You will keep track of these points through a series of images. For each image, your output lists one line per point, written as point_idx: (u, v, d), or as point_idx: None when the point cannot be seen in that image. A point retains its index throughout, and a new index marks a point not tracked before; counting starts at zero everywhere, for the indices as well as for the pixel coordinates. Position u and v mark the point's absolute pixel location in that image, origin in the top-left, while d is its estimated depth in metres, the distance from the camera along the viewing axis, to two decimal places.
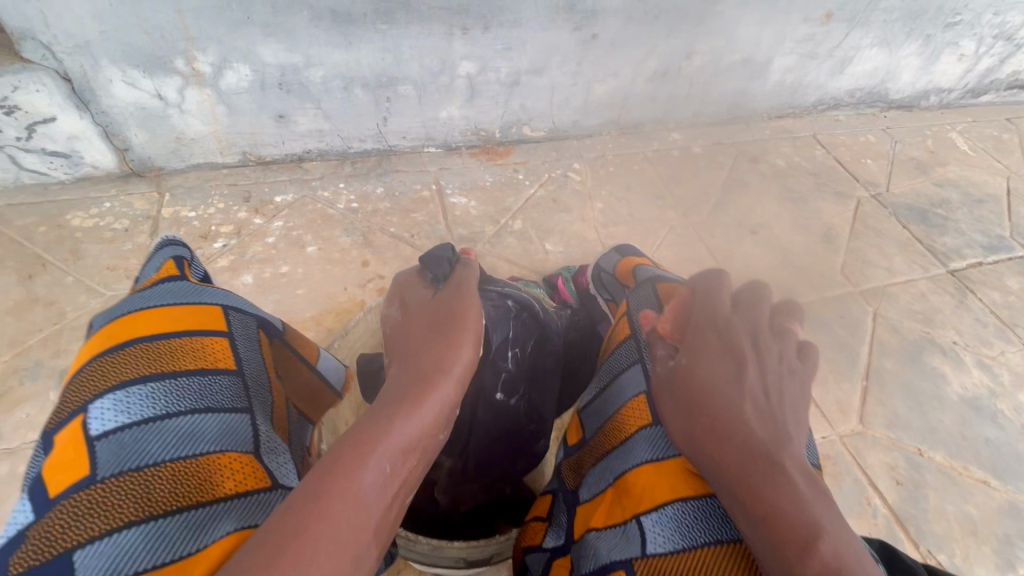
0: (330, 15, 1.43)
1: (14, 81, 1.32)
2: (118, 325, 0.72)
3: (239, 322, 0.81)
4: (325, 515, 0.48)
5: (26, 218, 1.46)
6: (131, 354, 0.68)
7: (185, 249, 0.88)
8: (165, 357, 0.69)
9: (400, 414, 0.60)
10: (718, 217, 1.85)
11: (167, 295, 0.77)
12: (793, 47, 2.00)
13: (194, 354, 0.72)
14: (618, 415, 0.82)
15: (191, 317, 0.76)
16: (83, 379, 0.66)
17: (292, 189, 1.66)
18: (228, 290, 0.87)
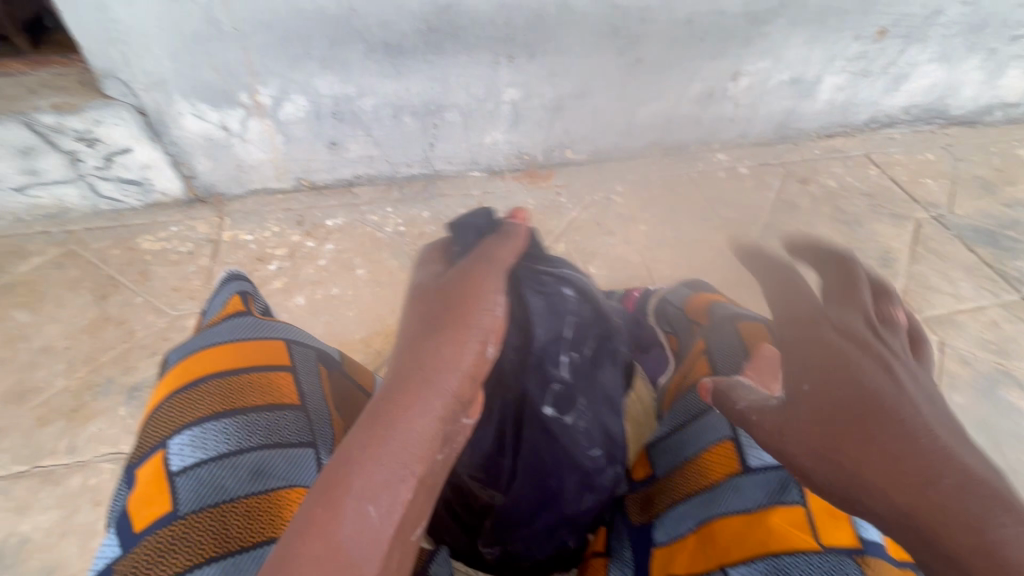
0: (384, 47, 1.48)
1: (96, 115, 1.42)
2: (193, 365, 0.83)
3: (300, 354, 0.91)
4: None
5: (101, 241, 1.57)
6: (205, 393, 0.79)
7: (254, 287, 1.00)
8: (234, 394, 0.79)
9: (375, 448, 0.54)
10: (767, 240, 1.80)
11: (237, 332, 0.89)
12: (844, 65, 1.95)
13: (260, 389, 0.82)
14: (700, 459, 0.84)
15: (258, 354, 0.86)
16: (166, 413, 0.78)
17: (342, 213, 1.72)
18: (294, 324, 0.98)
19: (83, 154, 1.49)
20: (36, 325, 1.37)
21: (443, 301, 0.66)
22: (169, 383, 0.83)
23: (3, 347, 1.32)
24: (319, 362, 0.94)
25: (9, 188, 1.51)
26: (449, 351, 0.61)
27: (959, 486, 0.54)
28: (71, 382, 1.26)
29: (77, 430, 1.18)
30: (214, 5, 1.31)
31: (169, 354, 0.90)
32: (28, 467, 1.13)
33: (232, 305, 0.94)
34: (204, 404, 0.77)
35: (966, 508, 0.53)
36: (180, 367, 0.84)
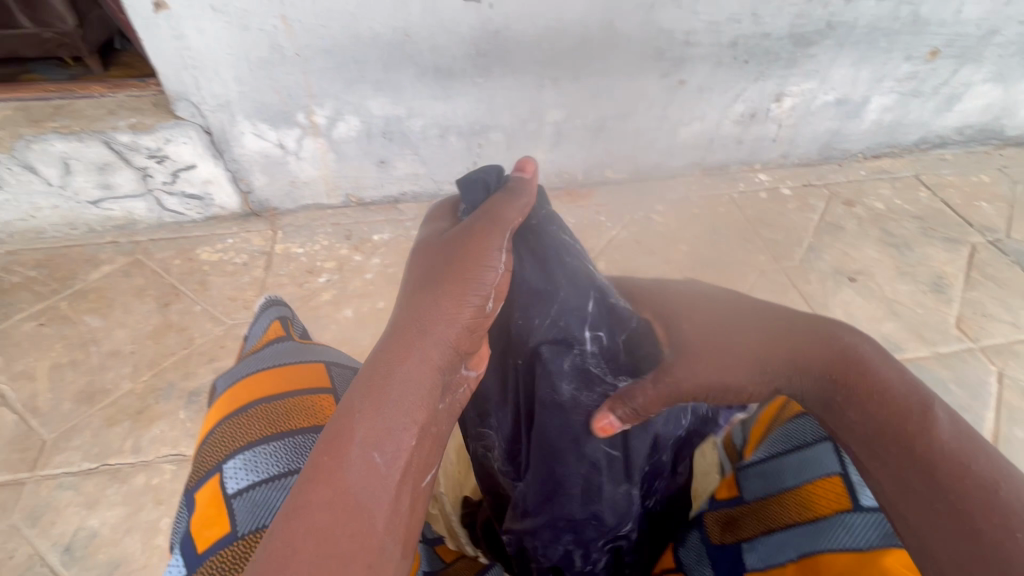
0: (434, 71, 1.54)
1: (167, 135, 1.52)
2: (240, 390, 0.86)
3: (338, 375, 0.94)
4: (315, 531, 0.51)
5: (164, 251, 1.66)
6: (253, 417, 0.82)
7: (291, 312, 1.05)
8: (281, 417, 0.83)
9: (380, 398, 0.59)
10: (812, 262, 1.77)
11: (279, 357, 0.92)
12: (893, 86, 1.91)
13: (305, 410, 0.85)
14: (807, 489, 0.68)
15: (300, 378, 0.89)
16: (217, 440, 0.81)
17: (388, 228, 1.78)
18: (330, 346, 1.02)
19: (153, 170, 1.59)
20: (105, 329, 1.46)
21: (438, 266, 0.70)
22: (218, 412, 0.86)
23: (75, 349, 1.41)
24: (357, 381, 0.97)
25: (84, 201, 1.62)
26: (449, 311, 0.66)
27: (953, 440, 0.56)
28: (136, 386, 1.33)
29: (142, 431, 1.25)
30: (278, 32, 1.39)
31: (215, 382, 0.94)
32: (97, 465, 1.19)
33: (272, 331, 0.99)
34: (253, 428, 0.81)
35: (957, 460, 0.54)
36: (227, 394, 0.88)
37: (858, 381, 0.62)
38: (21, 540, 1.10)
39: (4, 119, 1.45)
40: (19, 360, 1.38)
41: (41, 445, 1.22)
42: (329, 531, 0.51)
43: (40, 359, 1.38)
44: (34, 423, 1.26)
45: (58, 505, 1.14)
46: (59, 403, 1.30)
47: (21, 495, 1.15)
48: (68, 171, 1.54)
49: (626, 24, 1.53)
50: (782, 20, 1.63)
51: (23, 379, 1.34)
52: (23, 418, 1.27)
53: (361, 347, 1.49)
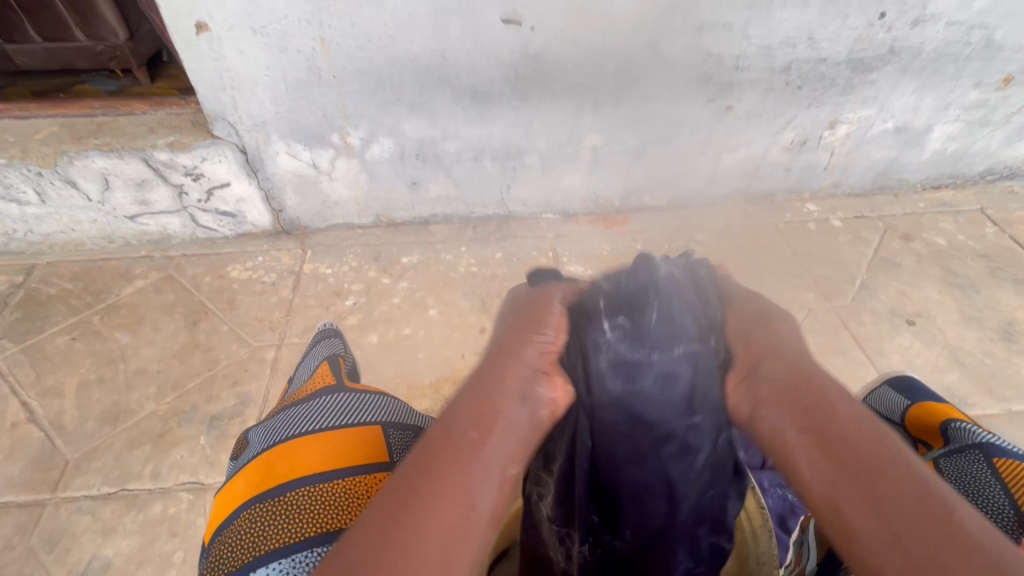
0: (471, 93, 1.50)
1: (203, 153, 1.52)
2: (276, 459, 0.70)
3: (398, 442, 0.76)
4: (430, 500, 0.47)
5: (196, 268, 1.66)
6: (294, 499, 0.66)
7: (344, 350, 0.96)
8: (341, 507, 0.66)
9: (479, 389, 0.56)
10: (867, 302, 1.65)
11: (330, 415, 0.76)
12: (960, 113, 1.78)
13: (360, 496, 0.68)
14: None
15: (351, 446, 0.72)
16: (245, 523, 0.65)
17: (417, 251, 1.75)
18: (385, 394, 0.84)
19: (188, 187, 1.59)
20: (134, 346, 1.45)
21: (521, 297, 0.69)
22: (276, 497, 0.66)
23: (104, 366, 1.41)
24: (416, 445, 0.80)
25: (122, 216, 1.63)
26: (524, 338, 0.62)
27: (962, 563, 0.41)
28: (160, 407, 1.32)
29: (162, 456, 1.24)
30: (316, 54, 1.37)
31: (250, 434, 0.80)
32: (115, 489, 1.18)
33: (321, 372, 0.88)
34: (296, 518, 0.64)
35: None
36: (260, 461, 0.71)
37: (827, 388, 0.52)
38: (37, 566, 1.08)
39: (48, 134, 1.47)
40: (49, 375, 1.39)
41: (64, 465, 1.22)
42: (441, 503, 0.47)
43: (70, 375, 1.39)
44: (58, 442, 1.25)
45: (75, 531, 1.12)
46: (84, 423, 1.29)
47: (41, 517, 1.14)
48: (107, 187, 1.56)
49: (673, 49, 1.46)
50: (840, 44, 1.53)
51: (51, 396, 1.35)
52: (49, 436, 1.27)
53: (386, 377, 1.43)
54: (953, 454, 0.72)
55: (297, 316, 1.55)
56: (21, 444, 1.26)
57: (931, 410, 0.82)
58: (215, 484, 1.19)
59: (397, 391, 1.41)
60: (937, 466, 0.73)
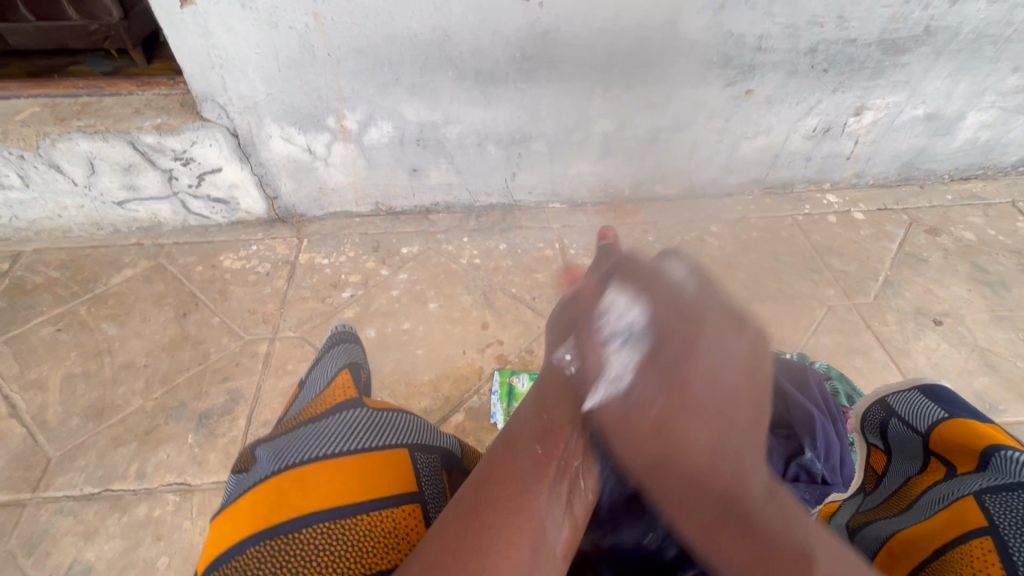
0: (474, 74, 1.41)
1: (193, 136, 1.44)
2: (292, 486, 0.63)
3: (425, 468, 0.71)
4: (503, 477, 0.58)
5: (187, 257, 1.59)
6: (315, 533, 0.59)
7: (363, 359, 0.91)
8: (368, 546, 0.59)
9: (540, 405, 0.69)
10: (891, 300, 1.56)
11: (352, 437, 0.70)
12: (995, 100, 1.67)
13: (387, 533, 0.61)
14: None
15: (378, 473, 0.67)
16: (252, 562, 0.56)
17: (418, 241, 1.67)
18: (408, 412, 0.79)
19: (178, 172, 1.52)
20: (121, 338, 1.40)
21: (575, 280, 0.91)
22: (294, 531, 0.59)
23: (90, 359, 1.35)
24: (442, 470, 0.74)
25: (110, 202, 1.57)
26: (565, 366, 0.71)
27: None
28: (146, 403, 1.27)
29: (148, 455, 1.19)
30: (310, 31, 1.29)
31: (259, 449, 0.72)
32: (98, 490, 1.13)
33: (341, 381, 0.83)
34: (316, 558, 0.57)
35: None
36: (272, 487, 0.64)
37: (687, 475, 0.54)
38: (15, 570, 1.04)
39: (29, 115, 1.40)
40: (33, 368, 1.34)
41: (46, 464, 1.17)
42: (514, 480, 0.58)
43: (55, 367, 1.34)
44: (41, 439, 1.21)
45: (57, 533, 1.08)
46: (68, 419, 1.24)
47: (21, 518, 1.10)
48: (93, 171, 1.49)
49: (691, 28, 1.36)
50: (871, 24, 1.42)
51: (35, 389, 1.30)
52: (31, 432, 1.22)
53: (383, 373, 1.37)
54: (1004, 489, 0.61)
55: (291, 308, 1.48)
56: (2, 440, 1.21)
57: (963, 426, 0.72)
58: (202, 486, 1.14)
59: (394, 389, 1.34)
60: (982, 504, 0.61)
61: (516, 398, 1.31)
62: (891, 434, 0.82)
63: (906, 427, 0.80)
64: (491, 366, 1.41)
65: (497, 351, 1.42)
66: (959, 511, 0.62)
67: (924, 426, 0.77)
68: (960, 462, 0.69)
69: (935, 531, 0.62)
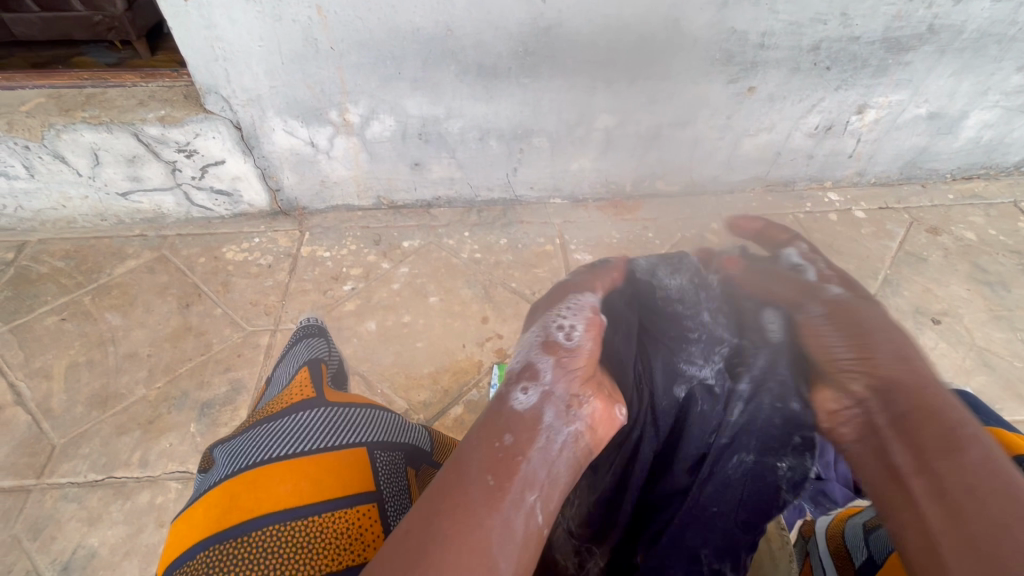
0: (477, 69, 1.41)
1: (196, 128, 1.45)
2: (240, 489, 0.64)
3: (384, 466, 0.72)
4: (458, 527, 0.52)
5: (190, 248, 1.61)
6: (261, 536, 0.60)
7: (327, 353, 0.92)
8: (319, 548, 0.60)
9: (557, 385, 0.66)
10: (890, 298, 1.56)
11: (310, 434, 0.71)
12: (999, 99, 1.66)
13: (340, 533, 0.62)
14: None
15: (331, 473, 0.67)
16: (200, 568, 0.58)
17: (419, 235, 1.68)
18: (372, 407, 0.80)
19: (181, 164, 1.52)
20: (125, 328, 1.41)
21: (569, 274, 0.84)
22: (238, 537, 0.59)
23: (94, 349, 1.37)
24: (403, 466, 0.76)
25: (114, 193, 1.58)
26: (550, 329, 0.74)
27: None
28: (149, 392, 1.29)
29: (151, 443, 1.20)
30: (313, 24, 1.29)
31: (217, 452, 0.73)
32: (102, 477, 1.15)
33: (301, 379, 0.83)
34: (265, 561, 0.58)
35: None
36: (227, 488, 0.65)
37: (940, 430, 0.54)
38: (20, 554, 1.06)
39: (34, 106, 1.41)
40: (38, 357, 1.35)
41: (51, 451, 1.19)
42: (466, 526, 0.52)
43: (59, 356, 1.35)
44: (46, 426, 1.23)
45: (61, 519, 1.10)
46: (72, 407, 1.26)
47: (26, 504, 1.12)
48: (97, 163, 1.50)
49: (694, 24, 1.36)
50: (875, 22, 1.42)
51: (40, 377, 1.31)
52: (36, 420, 1.24)
53: (383, 365, 1.38)
54: None
55: (292, 300, 1.49)
56: (7, 427, 1.23)
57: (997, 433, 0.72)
58: None
59: (394, 381, 1.35)
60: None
61: None
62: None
63: None
64: (490, 360, 1.42)
65: (496, 345, 1.43)
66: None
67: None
68: None
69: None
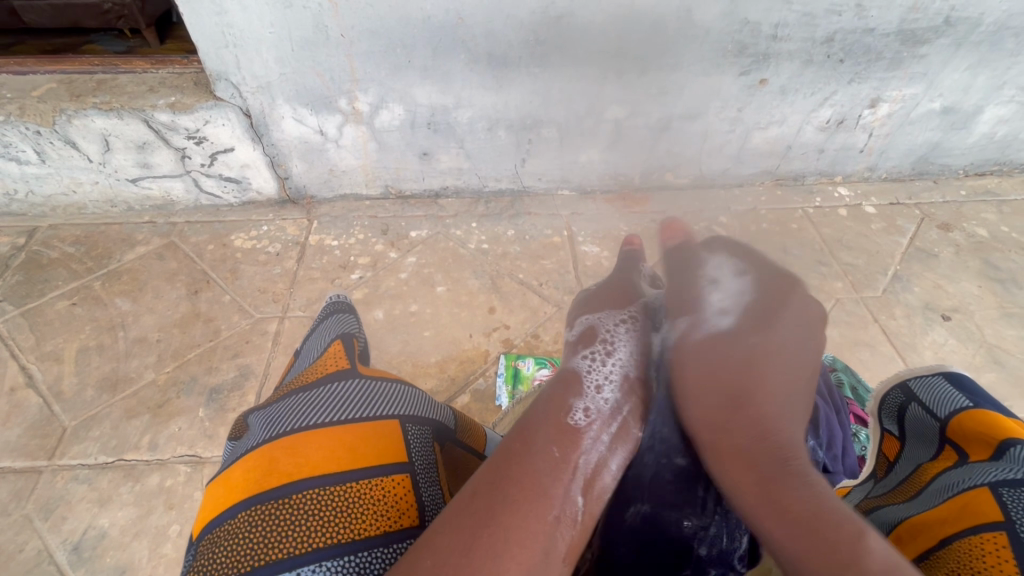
0: (487, 58, 1.41)
1: (206, 115, 1.45)
2: (280, 452, 0.65)
3: (416, 439, 0.72)
4: (526, 513, 0.59)
5: (199, 235, 1.61)
6: (301, 500, 0.60)
7: (357, 329, 0.93)
8: (356, 514, 0.61)
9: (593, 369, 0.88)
10: (900, 294, 1.55)
11: (344, 406, 0.71)
12: (1014, 94, 1.64)
13: (376, 501, 0.63)
14: None
15: (366, 444, 0.67)
16: (242, 525, 0.59)
17: (426, 225, 1.68)
18: (402, 383, 0.80)
19: (191, 151, 1.53)
20: (134, 314, 1.42)
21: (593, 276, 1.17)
22: (280, 497, 0.60)
23: (104, 333, 1.38)
24: (432, 441, 0.76)
25: (124, 179, 1.58)
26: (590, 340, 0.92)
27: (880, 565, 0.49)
28: (159, 376, 1.30)
29: (161, 427, 1.21)
30: (324, 11, 1.29)
31: (253, 419, 0.74)
32: (113, 459, 1.16)
33: (333, 351, 0.84)
34: (300, 526, 0.58)
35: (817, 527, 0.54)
36: (265, 454, 0.65)
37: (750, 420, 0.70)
38: (31, 534, 1.07)
39: (46, 91, 1.42)
40: (49, 340, 1.36)
41: (62, 433, 1.20)
42: (539, 499, 0.60)
43: (69, 340, 1.36)
44: (57, 409, 1.24)
45: (72, 500, 1.11)
46: (83, 390, 1.27)
47: (37, 485, 1.13)
48: (107, 148, 1.50)
49: (706, 14, 1.35)
50: (890, 14, 1.40)
51: (51, 360, 1.33)
52: (47, 403, 1.25)
53: (391, 353, 1.39)
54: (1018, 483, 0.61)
55: (300, 288, 1.50)
56: (19, 409, 1.24)
57: (984, 415, 0.72)
58: (212, 458, 1.17)
59: (402, 369, 1.36)
60: (999, 496, 0.60)
61: (522, 379, 1.32)
62: (907, 418, 0.81)
63: (924, 413, 0.79)
64: (497, 350, 1.42)
65: (503, 336, 1.43)
66: (971, 501, 0.62)
67: (944, 413, 0.76)
68: (971, 450, 0.70)
69: (944, 521, 0.62)
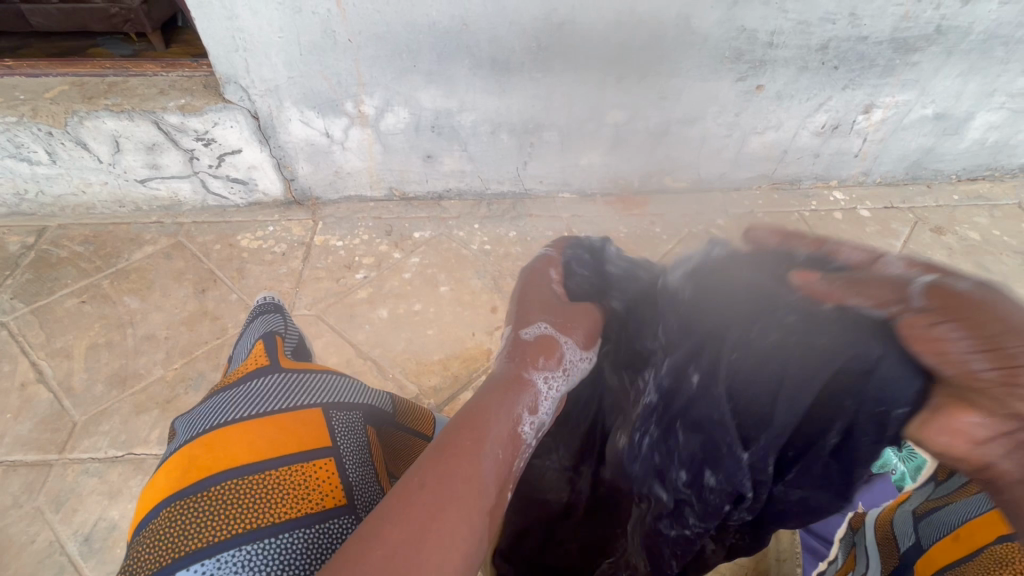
0: (491, 63, 1.44)
1: (215, 118, 1.48)
2: (201, 449, 0.62)
3: (341, 424, 0.69)
4: (463, 514, 0.46)
5: (206, 235, 1.64)
6: (219, 490, 0.58)
7: (279, 318, 0.84)
8: (279, 498, 0.58)
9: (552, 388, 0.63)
10: None
11: (261, 400, 0.67)
12: (1005, 101, 1.68)
13: (299, 485, 0.60)
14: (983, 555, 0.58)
15: (287, 433, 0.64)
16: (164, 523, 0.56)
17: (430, 225, 1.71)
18: (329, 370, 0.76)
19: (199, 152, 1.56)
20: (142, 312, 1.45)
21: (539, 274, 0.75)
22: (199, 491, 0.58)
23: (113, 330, 1.40)
24: (364, 425, 0.72)
25: (133, 179, 1.61)
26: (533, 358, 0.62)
27: None
28: (168, 372, 1.32)
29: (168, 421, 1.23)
30: (333, 16, 1.32)
31: (177, 422, 0.71)
32: (122, 453, 1.19)
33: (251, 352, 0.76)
34: (222, 512, 0.56)
35: None
36: (187, 452, 0.62)
37: None
38: (43, 525, 1.09)
39: (58, 93, 1.45)
40: (59, 337, 1.39)
41: (72, 427, 1.22)
42: (478, 502, 0.48)
43: (79, 337, 1.39)
44: (67, 404, 1.26)
45: (83, 492, 1.13)
46: (93, 385, 1.30)
47: (48, 477, 1.15)
48: (117, 150, 1.53)
49: (704, 22, 1.39)
50: (883, 22, 1.44)
51: (60, 357, 1.35)
52: (57, 398, 1.27)
53: (395, 351, 1.41)
54: None
55: (306, 287, 1.53)
56: (30, 404, 1.27)
57: None
58: None
59: (405, 367, 1.38)
60: None
61: None
62: None
63: None
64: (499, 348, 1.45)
65: None
66: None
67: None
68: None
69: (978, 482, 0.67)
